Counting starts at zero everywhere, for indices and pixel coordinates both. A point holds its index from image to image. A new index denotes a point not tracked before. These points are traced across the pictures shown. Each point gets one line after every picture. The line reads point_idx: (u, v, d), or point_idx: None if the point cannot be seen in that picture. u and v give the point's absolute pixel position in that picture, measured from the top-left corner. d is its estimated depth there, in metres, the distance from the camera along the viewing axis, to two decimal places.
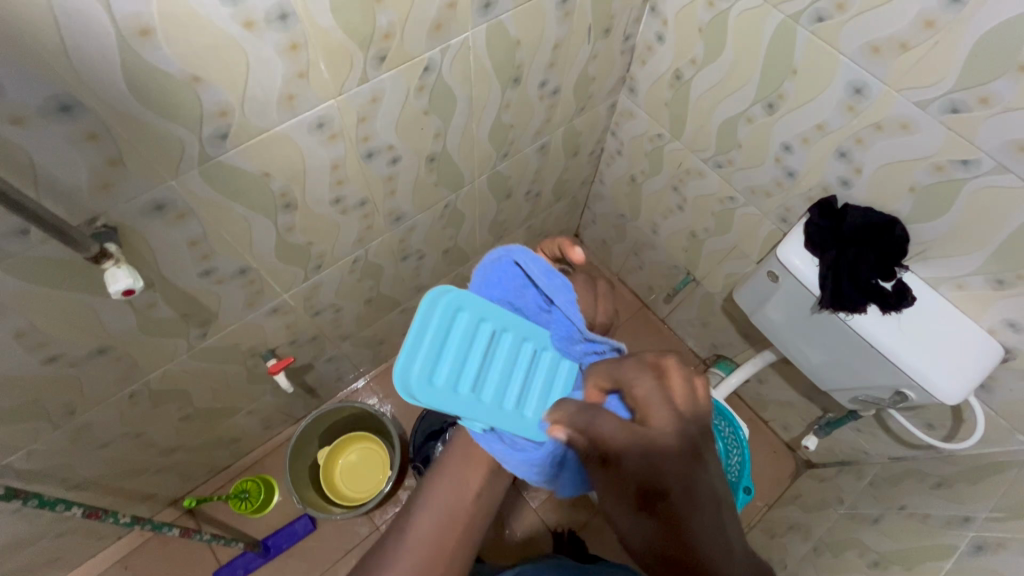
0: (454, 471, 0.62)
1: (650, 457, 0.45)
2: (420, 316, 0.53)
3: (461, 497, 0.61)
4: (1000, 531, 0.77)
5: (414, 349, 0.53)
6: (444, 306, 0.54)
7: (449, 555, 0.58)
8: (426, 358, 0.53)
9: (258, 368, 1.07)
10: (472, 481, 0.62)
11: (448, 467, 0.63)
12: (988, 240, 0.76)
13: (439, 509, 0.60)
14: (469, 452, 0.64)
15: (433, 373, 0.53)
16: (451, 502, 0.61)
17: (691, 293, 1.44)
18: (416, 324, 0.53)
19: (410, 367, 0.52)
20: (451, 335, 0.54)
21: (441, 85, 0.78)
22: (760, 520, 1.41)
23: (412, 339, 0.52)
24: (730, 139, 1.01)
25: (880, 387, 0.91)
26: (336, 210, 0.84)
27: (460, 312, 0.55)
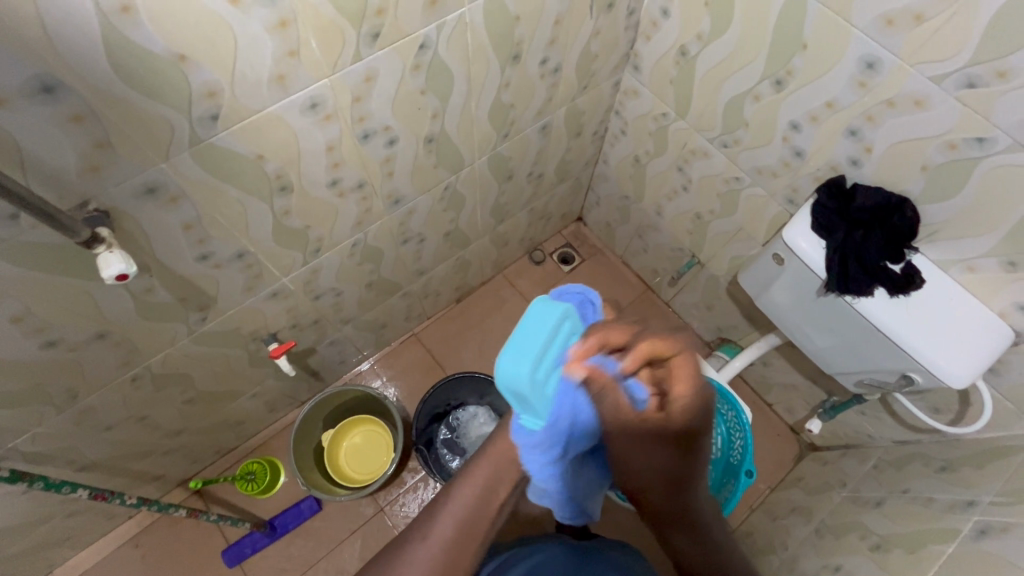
0: (482, 485, 0.58)
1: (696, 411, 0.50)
2: (533, 317, 0.49)
3: (484, 509, 0.58)
4: (1005, 516, 0.76)
5: (523, 347, 0.48)
6: (558, 315, 0.49)
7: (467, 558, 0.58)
8: (534, 362, 0.48)
9: (260, 352, 1.07)
10: (496, 493, 0.58)
11: (474, 471, 0.58)
12: (1001, 221, 0.74)
13: (460, 515, 0.58)
14: (499, 471, 0.58)
15: (540, 367, 0.48)
16: (473, 511, 0.58)
17: (696, 276, 1.43)
18: (530, 321, 0.49)
19: (520, 364, 0.47)
20: (558, 345, 0.49)
21: (438, 64, 0.75)
22: (762, 502, 1.42)
23: (521, 337, 0.48)
24: (737, 118, 0.98)
25: (885, 370, 0.90)
26: (333, 193, 0.83)
27: (567, 322, 0.50)
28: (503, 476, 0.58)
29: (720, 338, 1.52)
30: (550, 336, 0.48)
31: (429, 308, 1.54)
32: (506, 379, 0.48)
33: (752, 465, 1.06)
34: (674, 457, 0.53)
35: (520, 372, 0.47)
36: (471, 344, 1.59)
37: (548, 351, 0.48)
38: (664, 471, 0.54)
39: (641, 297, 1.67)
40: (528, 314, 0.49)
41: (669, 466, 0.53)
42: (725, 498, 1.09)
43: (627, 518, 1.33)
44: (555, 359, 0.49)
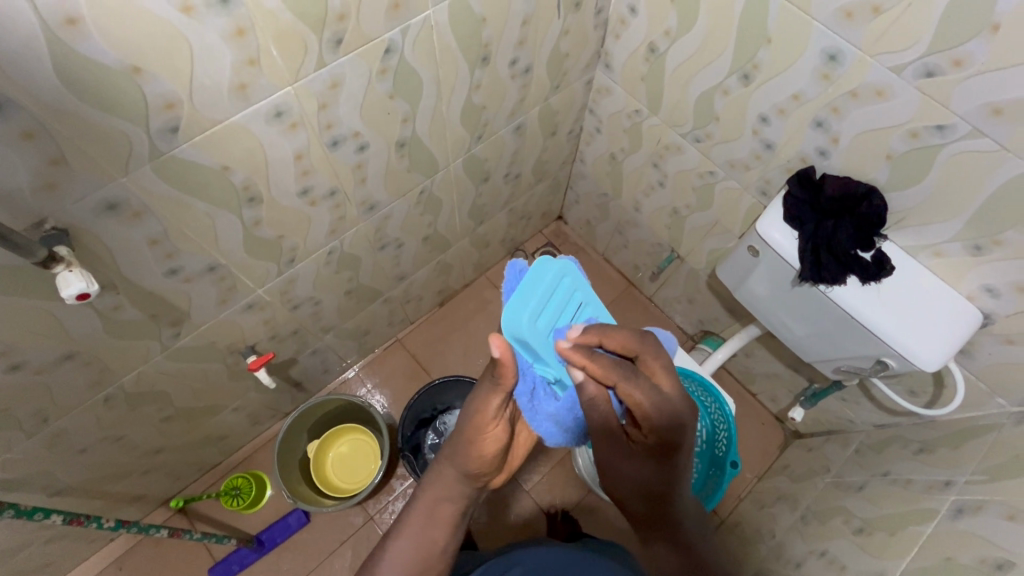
0: (420, 523, 0.67)
1: (675, 418, 0.61)
2: (530, 277, 0.67)
3: (428, 545, 0.66)
4: (981, 494, 0.78)
5: (523, 300, 0.66)
6: (551, 271, 0.68)
7: None
8: (531, 307, 0.66)
9: (239, 365, 1.06)
10: (434, 530, 0.67)
11: (408, 525, 0.67)
12: (965, 206, 0.75)
13: (406, 553, 0.65)
14: (433, 508, 0.67)
15: (538, 317, 0.66)
16: (416, 548, 0.66)
17: (676, 270, 1.44)
18: (527, 281, 0.67)
19: (519, 312, 0.65)
20: (556, 294, 0.68)
21: (405, 68, 0.75)
22: (749, 492, 1.43)
23: (523, 292, 0.66)
24: (707, 112, 0.99)
25: (861, 356, 0.91)
26: (304, 201, 0.82)
27: (565, 278, 0.69)
28: (437, 520, 0.67)
29: (702, 331, 1.54)
30: (543, 288, 0.67)
31: (412, 313, 1.53)
32: (514, 329, 0.66)
33: (737, 456, 1.07)
34: (658, 463, 0.62)
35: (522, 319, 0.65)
36: (456, 347, 1.59)
37: (545, 301, 0.67)
38: (650, 484, 0.63)
39: (624, 293, 1.68)
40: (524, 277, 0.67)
41: (653, 477, 0.63)
42: (711, 490, 1.10)
43: (617, 514, 1.34)
44: (552, 307, 0.68)
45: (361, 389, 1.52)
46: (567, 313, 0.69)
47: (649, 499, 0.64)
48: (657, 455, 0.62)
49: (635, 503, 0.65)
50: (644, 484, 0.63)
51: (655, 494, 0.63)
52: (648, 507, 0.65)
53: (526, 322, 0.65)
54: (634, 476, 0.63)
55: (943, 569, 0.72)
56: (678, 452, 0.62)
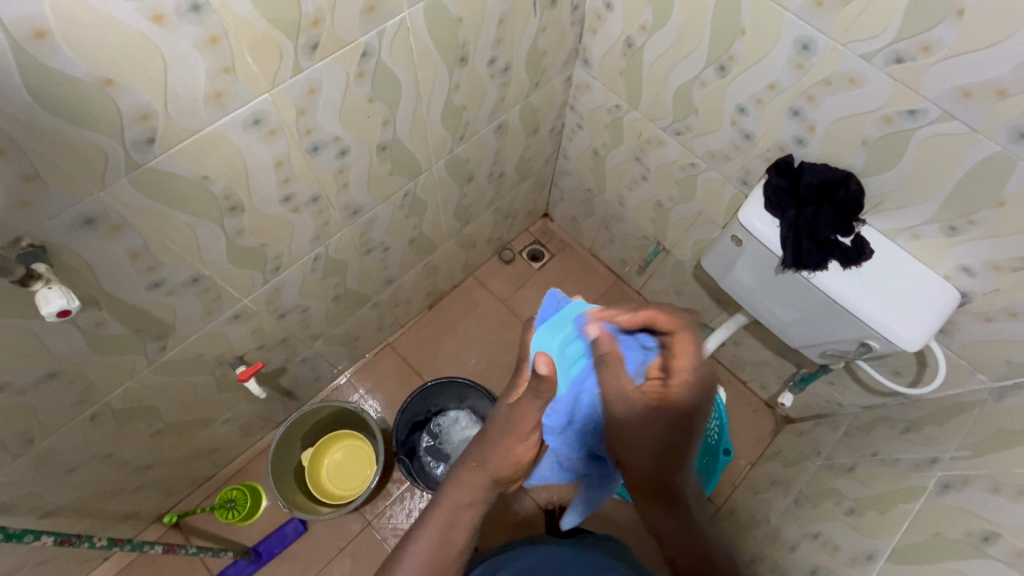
0: (443, 524, 0.65)
1: (694, 387, 0.59)
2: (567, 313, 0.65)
3: (446, 550, 0.63)
4: (966, 469, 0.80)
5: (554, 330, 0.65)
6: (587, 316, 0.65)
7: None
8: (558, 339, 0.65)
9: (228, 377, 1.05)
10: (454, 535, 0.65)
11: (431, 522, 0.65)
12: (939, 188, 0.76)
13: (425, 557, 0.62)
14: (456, 512, 0.66)
15: (563, 348, 0.65)
16: (436, 552, 0.63)
17: (662, 262, 1.45)
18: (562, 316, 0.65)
19: (545, 340, 0.65)
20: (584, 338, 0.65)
21: (383, 71, 0.75)
22: (743, 478, 1.45)
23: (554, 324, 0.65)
24: (686, 105, 1.00)
25: (846, 339, 0.93)
26: (287, 209, 0.81)
27: (598, 326, 0.66)
28: (460, 523, 0.66)
29: (691, 322, 1.55)
30: (573, 326, 0.65)
31: (402, 316, 1.53)
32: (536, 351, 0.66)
33: (730, 444, 1.11)
34: (668, 427, 0.60)
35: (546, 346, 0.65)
36: (447, 348, 1.58)
37: (572, 337, 0.65)
38: (660, 447, 0.61)
39: (612, 287, 1.69)
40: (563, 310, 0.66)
41: (661, 440, 0.61)
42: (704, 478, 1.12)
43: (614, 506, 1.35)
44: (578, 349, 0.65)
45: (354, 394, 1.51)
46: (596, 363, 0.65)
47: (657, 464, 0.62)
48: (667, 419, 0.60)
49: (641, 462, 0.63)
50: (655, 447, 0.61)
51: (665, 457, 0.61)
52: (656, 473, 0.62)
53: (553, 350, 0.64)
54: (642, 439, 0.61)
55: (932, 544, 0.73)
56: (689, 416, 0.59)
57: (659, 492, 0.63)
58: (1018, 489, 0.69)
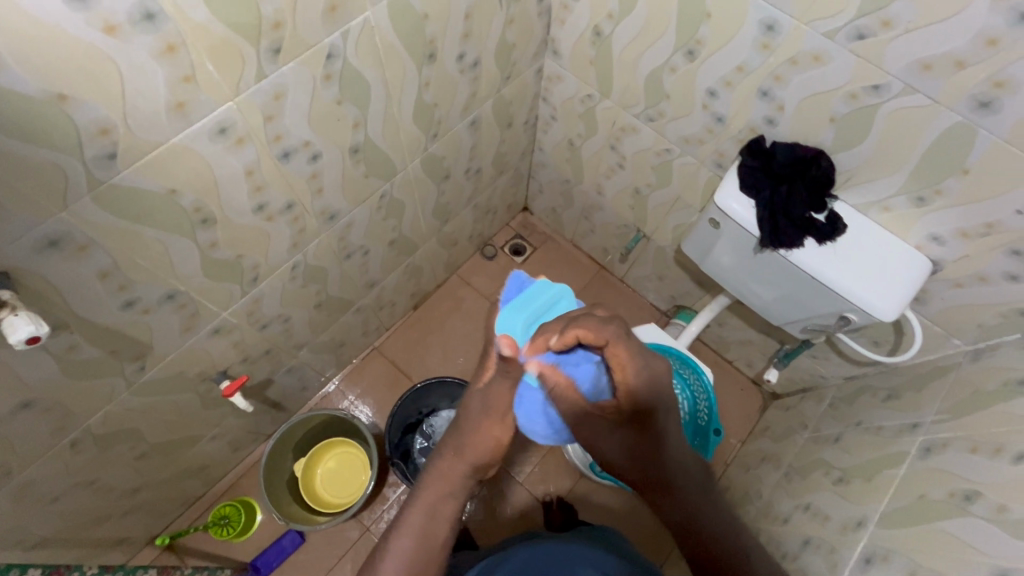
0: (424, 515, 0.62)
1: (653, 385, 0.60)
2: (535, 288, 0.68)
3: (429, 542, 0.62)
4: (945, 432, 0.82)
5: (519, 307, 0.67)
6: (555, 290, 0.68)
7: None
8: (525, 317, 0.66)
9: (212, 393, 1.03)
10: (437, 531, 0.62)
11: (410, 518, 0.62)
12: (905, 160, 0.78)
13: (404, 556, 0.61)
14: (436, 505, 0.63)
15: (530, 325, 0.66)
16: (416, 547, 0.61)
17: (644, 249, 1.46)
18: (528, 293, 0.67)
19: (512, 320, 0.65)
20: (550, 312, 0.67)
21: (349, 71, 0.73)
22: (735, 456, 1.48)
23: (521, 301, 0.67)
24: (658, 91, 1.00)
25: (826, 314, 0.94)
26: (261, 218, 0.79)
27: (564, 299, 0.69)
28: (442, 514, 0.63)
29: (675, 306, 1.57)
30: (540, 302, 0.67)
31: (387, 319, 1.52)
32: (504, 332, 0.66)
33: (721, 424, 1.12)
34: (639, 425, 0.61)
35: (516, 326, 0.65)
36: (435, 349, 1.58)
37: (541, 312, 0.67)
38: (635, 444, 0.63)
39: (596, 277, 1.70)
40: (530, 286, 0.68)
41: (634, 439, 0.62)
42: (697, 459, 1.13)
43: (611, 493, 1.36)
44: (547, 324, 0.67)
45: (343, 401, 1.49)
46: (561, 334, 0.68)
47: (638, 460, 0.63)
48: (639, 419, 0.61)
49: (625, 468, 0.64)
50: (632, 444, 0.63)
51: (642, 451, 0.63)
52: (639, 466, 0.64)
53: (520, 328, 0.64)
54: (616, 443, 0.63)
55: (918, 506, 0.75)
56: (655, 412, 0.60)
57: (651, 486, 0.65)
58: (996, 448, 0.71)
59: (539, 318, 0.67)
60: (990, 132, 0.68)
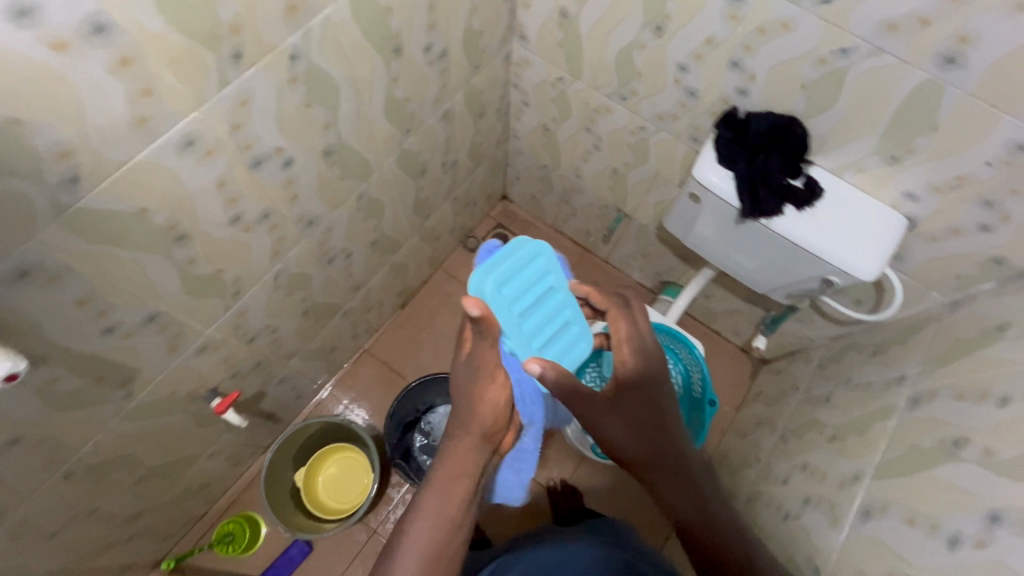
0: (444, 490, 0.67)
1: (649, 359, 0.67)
2: (510, 247, 0.71)
3: (452, 512, 0.66)
4: (931, 382, 0.85)
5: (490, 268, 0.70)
6: (529, 247, 0.71)
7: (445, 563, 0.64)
8: (496, 278, 0.69)
9: (204, 411, 1.01)
10: (453, 512, 0.66)
11: (426, 507, 0.66)
12: (876, 121, 0.79)
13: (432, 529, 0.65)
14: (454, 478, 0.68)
15: (502, 286, 0.69)
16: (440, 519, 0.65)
17: (626, 228, 1.47)
18: (502, 253, 0.71)
19: (483, 280, 0.69)
20: (524, 270, 0.71)
21: (316, 72, 0.71)
22: (730, 424, 1.51)
23: (494, 261, 0.70)
24: (629, 69, 1.00)
25: (809, 278, 0.96)
26: (238, 229, 0.78)
27: (540, 256, 0.72)
28: (456, 490, 0.68)
29: (661, 282, 1.58)
30: (512, 261, 0.70)
31: (376, 320, 1.51)
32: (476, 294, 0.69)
33: (714, 394, 1.12)
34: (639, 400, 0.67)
35: (485, 285, 0.69)
36: (426, 345, 1.57)
37: (512, 272, 0.70)
38: (642, 421, 0.68)
39: (580, 260, 1.70)
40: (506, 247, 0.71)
41: (639, 416, 0.67)
42: (694, 432, 1.15)
43: (613, 472, 1.38)
44: (521, 283, 0.70)
45: (340, 405, 1.48)
46: (536, 291, 0.71)
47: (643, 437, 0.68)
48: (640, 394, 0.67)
49: (631, 446, 0.68)
50: (636, 421, 0.68)
51: (648, 428, 0.68)
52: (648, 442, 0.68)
53: (489, 289, 0.68)
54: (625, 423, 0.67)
55: (911, 456, 0.78)
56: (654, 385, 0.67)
57: (645, 464, 0.69)
58: (981, 393, 0.74)
59: (510, 277, 0.70)
60: (957, 87, 0.69)
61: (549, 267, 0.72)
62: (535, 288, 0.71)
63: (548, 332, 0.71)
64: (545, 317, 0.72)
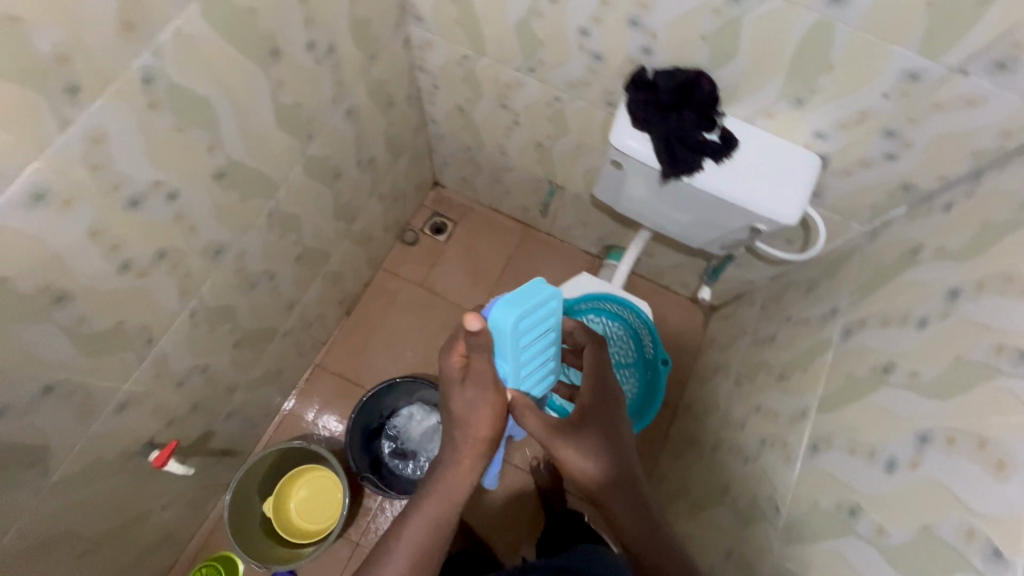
0: (443, 487, 0.71)
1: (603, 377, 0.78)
2: (534, 290, 0.67)
3: (448, 508, 0.71)
4: (860, 311, 0.88)
5: (515, 304, 0.66)
6: (549, 296, 0.68)
7: (434, 555, 0.70)
8: (519, 319, 0.65)
9: (144, 467, 0.95)
10: (448, 512, 0.71)
11: (420, 513, 0.70)
12: (778, 65, 0.78)
13: (426, 522, 0.70)
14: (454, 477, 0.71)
15: (522, 325, 0.66)
16: (435, 513, 0.70)
17: (561, 199, 1.45)
18: (526, 292, 0.67)
19: (507, 315, 0.65)
20: (541, 316, 0.68)
21: (180, 92, 0.64)
22: (689, 374, 1.56)
23: (520, 300, 0.66)
24: (532, 39, 0.95)
25: (737, 228, 0.97)
26: (131, 276, 0.71)
27: (555, 304, 0.70)
28: (455, 490, 0.71)
29: (604, 247, 1.58)
30: (535, 304, 0.67)
31: (321, 333, 1.45)
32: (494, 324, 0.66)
33: (666, 354, 1.15)
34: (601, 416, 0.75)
35: (507, 321, 0.65)
36: (379, 349, 1.53)
37: (534, 314, 0.67)
38: (603, 436, 0.74)
39: (523, 236, 1.68)
40: (530, 287, 0.68)
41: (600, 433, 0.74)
42: (652, 393, 1.17)
43: None
44: (533, 325, 0.68)
45: (307, 416, 1.44)
46: (542, 334, 0.70)
47: (605, 453, 0.73)
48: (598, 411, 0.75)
49: (595, 466, 0.72)
50: (597, 438, 0.73)
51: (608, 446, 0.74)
52: (610, 458, 0.74)
53: (511, 328, 0.65)
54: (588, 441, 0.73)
55: (848, 386, 0.81)
56: (609, 403, 0.77)
57: (613, 484, 0.73)
58: (903, 317, 0.77)
59: (529, 320, 0.67)
60: (846, 25, 0.69)
61: (557, 315, 0.71)
62: (548, 328, 0.70)
63: (535, 365, 0.73)
64: (538, 355, 0.72)
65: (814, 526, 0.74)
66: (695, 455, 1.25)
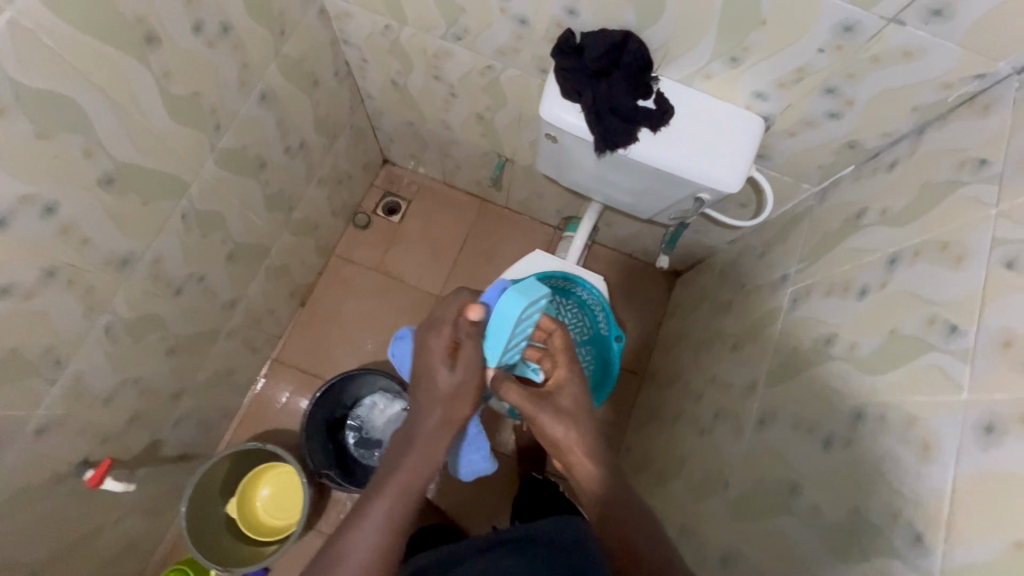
0: (416, 454, 0.66)
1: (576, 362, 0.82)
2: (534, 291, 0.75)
3: (419, 476, 0.65)
4: (807, 279, 0.85)
5: (518, 302, 0.73)
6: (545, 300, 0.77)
7: (405, 528, 0.62)
8: (521, 315, 0.73)
9: (82, 487, 0.91)
10: (419, 481, 0.65)
11: (393, 482, 0.64)
12: (707, 23, 0.72)
13: (398, 490, 0.63)
14: (425, 445, 0.67)
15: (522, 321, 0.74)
16: (405, 481, 0.64)
17: (512, 172, 1.38)
18: (527, 292, 0.75)
19: (512, 309, 0.72)
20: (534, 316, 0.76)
21: (33, 95, 0.57)
22: (654, 341, 1.54)
23: (523, 297, 0.74)
24: (451, 4, 0.87)
25: (682, 198, 0.92)
26: (17, 300, 0.65)
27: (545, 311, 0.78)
28: (426, 457, 0.67)
29: (563, 218, 1.53)
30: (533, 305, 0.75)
31: (273, 327, 1.40)
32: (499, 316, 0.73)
33: (620, 330, 1.14)
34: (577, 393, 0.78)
35: (511, 314, 0.72)
36: (338, 339, 1.49)
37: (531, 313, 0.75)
38: (579, 409, 0.76)
39: (480, 211, 1.62)
40: (530, 288, 0.76)
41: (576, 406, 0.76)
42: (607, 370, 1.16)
43: None
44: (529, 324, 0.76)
45: (279, 399, 1.43)
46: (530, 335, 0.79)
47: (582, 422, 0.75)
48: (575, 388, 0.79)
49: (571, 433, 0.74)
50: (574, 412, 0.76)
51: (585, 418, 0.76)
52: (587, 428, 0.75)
53: (513, 320, 0.72)
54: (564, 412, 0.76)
55: (793, 358, 0.79)
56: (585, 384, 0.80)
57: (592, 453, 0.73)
58: (845, 286, 0.74)
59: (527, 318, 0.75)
60: None
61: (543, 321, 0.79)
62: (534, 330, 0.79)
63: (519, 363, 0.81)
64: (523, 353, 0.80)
65: (758, 503, 0.73)
66: (657, 426, 1.24)
